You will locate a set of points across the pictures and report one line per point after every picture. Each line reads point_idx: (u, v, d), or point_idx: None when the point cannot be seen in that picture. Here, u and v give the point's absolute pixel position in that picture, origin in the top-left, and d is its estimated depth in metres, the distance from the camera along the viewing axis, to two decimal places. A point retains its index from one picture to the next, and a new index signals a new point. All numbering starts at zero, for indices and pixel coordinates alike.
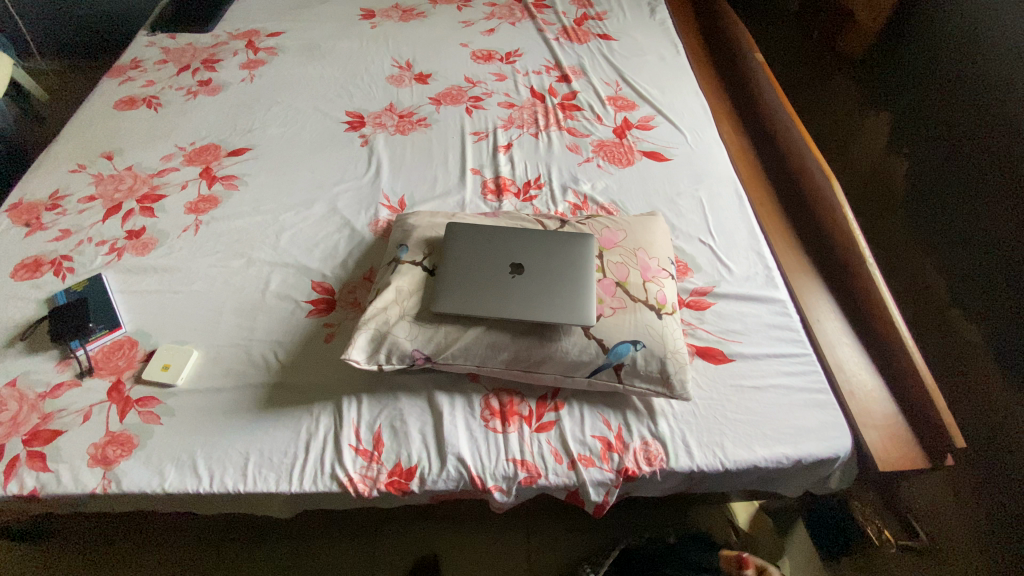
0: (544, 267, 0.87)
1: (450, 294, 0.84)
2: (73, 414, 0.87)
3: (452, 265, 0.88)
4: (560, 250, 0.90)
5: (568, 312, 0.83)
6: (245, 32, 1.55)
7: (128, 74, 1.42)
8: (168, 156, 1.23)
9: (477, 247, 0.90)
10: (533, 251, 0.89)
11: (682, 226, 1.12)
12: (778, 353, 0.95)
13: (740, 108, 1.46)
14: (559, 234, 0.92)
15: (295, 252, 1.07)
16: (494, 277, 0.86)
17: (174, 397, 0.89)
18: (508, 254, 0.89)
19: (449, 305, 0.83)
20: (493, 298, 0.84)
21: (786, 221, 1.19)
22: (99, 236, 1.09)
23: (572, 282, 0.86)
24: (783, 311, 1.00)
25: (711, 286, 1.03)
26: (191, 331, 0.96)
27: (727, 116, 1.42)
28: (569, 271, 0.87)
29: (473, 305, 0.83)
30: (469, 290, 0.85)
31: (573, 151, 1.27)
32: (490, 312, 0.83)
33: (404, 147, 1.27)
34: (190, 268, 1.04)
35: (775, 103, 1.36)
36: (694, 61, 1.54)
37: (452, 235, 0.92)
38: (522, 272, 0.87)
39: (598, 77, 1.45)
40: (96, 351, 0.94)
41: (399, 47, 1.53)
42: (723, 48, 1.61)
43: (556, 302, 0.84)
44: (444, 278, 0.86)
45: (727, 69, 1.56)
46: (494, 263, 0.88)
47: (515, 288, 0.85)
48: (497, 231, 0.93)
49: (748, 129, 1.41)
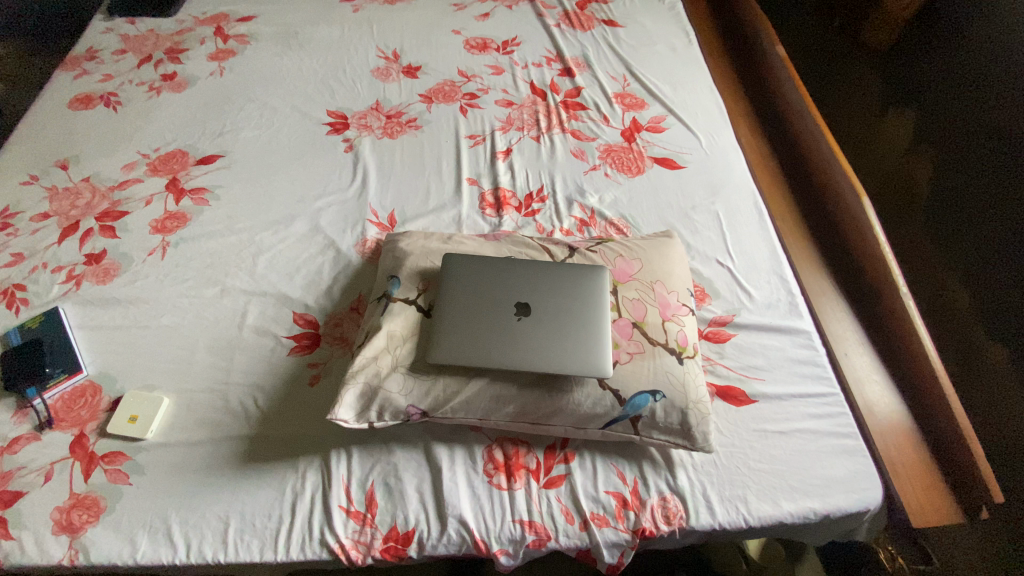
0: (553, 308, 0.78)
1: (449, 341, 0.75)
2: (34, 473, 0.78)
3: (450, 305, 0.79)
4: (571, 287, 0.81)
5: (581, 362, 0.74)
6: (214, 17, 1.40)
7: (83, 67, 1.27)
8: (130, 165, 1.11)
9: (478, 283, 0.81)
10: (541, 288, 0.80)
11: (699, 246, 1.03)
12: (804, 393, 0.88)
13: (757, 105, 1.35)
14: (568, 266, 0.83)
15: (275, 278, 0.97)
16: (497, 319, 0.77)
17: (145, 452, 0.81)
18: (512, 292, 0.80)
19: (448, 354, 0.74)
20: (498, 345, 0.75)
21: (808, 237, 1.11)
22: (55, 261, 0.98)
23: (585, 325, 0.77)
24: (808, 344, 0.93)
25: (732, 316, 0.95)
26: (161, 373, 0.87)
27: (744, 115, 1.32)
28: (582, 312, 0.78)
29: (475, 354, 0.74)
30: (470, 336, 0.76)
31: (578, 158, 1.16)
32: (494, 362, 0.74)
33: (393, 153, 1.15)
34: (157, 298, 0.94)
35: (796, 103, 1.26)
36: (707, 51, 1.43)
37: (449, 269, 0.82)
38: (529, 314, 0.78)
39: (604, 70, 1.33)
40: (55, 399, 0.84)
41: (385, 34, 1.39)
42: (737, 35, 1.49)
43: (568, 349, 0.75)
44: (441, 321, 0.77)
45: (743, 59, 1.45)
46: (497, 303, 0.79)
47: (522, 334, 0.76)
48: (499, 264, 0.83)
49: (766, 130, 1.30)
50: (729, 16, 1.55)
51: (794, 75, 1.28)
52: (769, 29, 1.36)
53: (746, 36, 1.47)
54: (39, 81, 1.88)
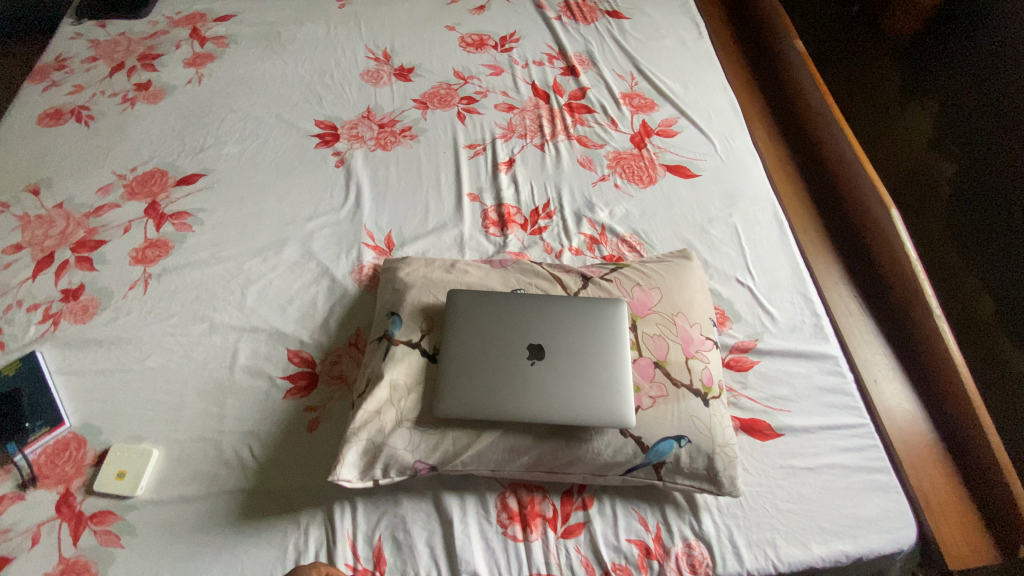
0: (568, 349, 0.73)
1: (458, 390, 0.70)
2: (20, 535, 0.72)
3: (457, 349, 0.73)
4: (586, 324, 0.75)
5: (600, 409, 0.69)
6: (189, 17, 1.30)
7: (52, 78, 1.18)
8: (105, 188, 1.03)
9: (487, 323, 0.75)
10: (554, 327, 0.74)
11: (717, 264, 0.97)
12: (832, 425, 0.83)
13: (772, 103, 1.28)
14: (583, 300, 0.77)
15: (266, 312, 0.91)
16: (508, 364, 0.72)
17: (136, 511, 0.75)
18: (524, 332, 0.74)
19: (457, 406, 0.69)
20: (510, 394, 0.70)
21: (831, 249, 1.05)
22: (30, 298, 0.91)
23: (604, 367, 0.72)
24: (835, 370, 0.88)
25: (754, 341, 0.89)
26: (149, 422, 0.81)
27: (760, 115, 1.25)
28: (600, 353, 0.73)
29: (486, 404, 0.69)
30: (480, 384, 0.70)
31: (586, 167, 1.09)
32: (507, 413, 0.69)
33: (388, 167, 1.08)
34: (141, 337, 0.88)
35: (817, 102, 1.19)
36: (719, 45, 1.35)
37: (454, 308, 0.76)
38: (543, 357, 0.72)
39: (610, 68, 1.25)
40: (38, 455, 0.78)
41: (374, 32, 1.30)
42: (751, 28, 1.41)
43: (587, 395, 0.70)
44: (448, 368, 0.72)
45: (756, 52, 1.37)
46: (508, 345, 0.73)
47: (536, 380, 0.71)
48: (508, 299, 0.77)
49: (783, 132, 1.23)
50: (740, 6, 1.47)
51: (814, 71, 1.21)
52: (787, 22, 1.29)
53: (760, 27, 1.40)
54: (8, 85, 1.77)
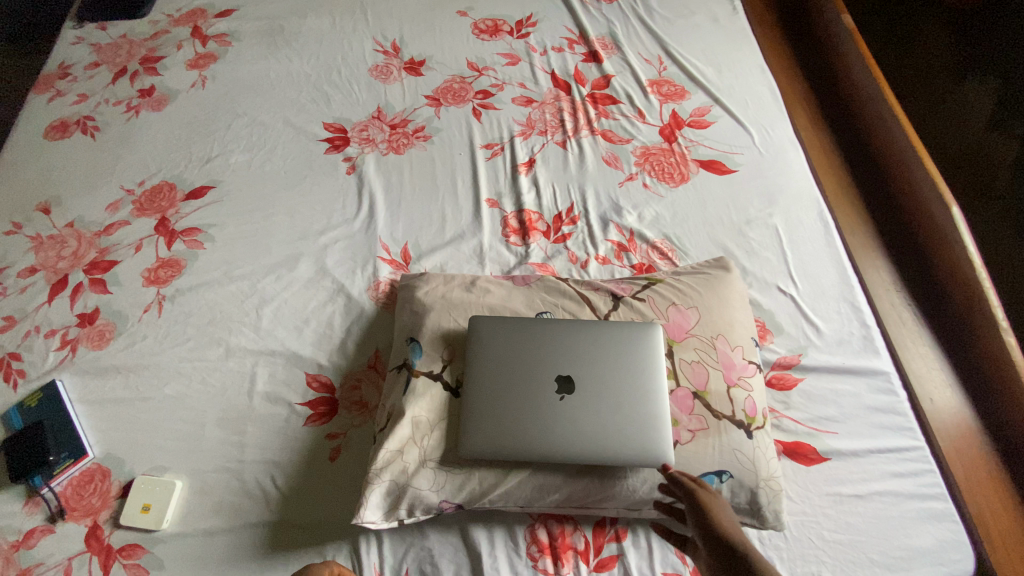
0: (600, 381, 0.68)
1: (483, 428, 0.66)
2: (52, 570, 0.70)
3: (481, 382, 0.69)
4: (618, 353, 0.70)
5: (634, 447, 0.65)
6: (190, 14, 1.24)
7: (56, 88, 1.13)
8: (114, 204, 0.99)
9: (511, 352, 0.70)
10: (584, 356, 0.70)
11: (756, 270, 0.91)
12: (883, 448, 0.77)
13: (815, 87, 1.20)
14: (614, 325, 0.72)
15: (282, 334, 0.88)
16: (536, 398, 0.67)
17: (163, 544, 0.74)
18: (552, 362, 0.69)
19: (483, 445, 0.65)
20: (538, 431, 0.66)
21: (880, 249, 0.97)
22: (47, 323, 0.88)
23: (638, 401, 0.67)
24: (886, 388, 0.82)
25: (798, 357, 0.83)
26: (170, 452, 0.80)
27: (803, 106, 1.17)
28: (633, 385, 0.68)
29: (513, 443, 0.65)
30: (506, 421, 0.66)
31: (612, 166, 1.02)
32: (535, 452, 0.65)
33: (402, 173, 1.02)
34: (159, 364, 0.86)
35: (867, 86, 1.09)
36: (757, 27, 1.28)
37: (476, 336, 0.72)
38: (573, 391, 0.68)
39: (635, 52, 1.17)
40: (64, 487, 0.76)
41: (381, 22, 1.22)
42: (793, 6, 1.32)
43: (621, 433, 0.66)
44: (472, 402, 0.68)
45: (797, 32, 1.29)
46: (535, 377, 0.69)
47: (566, 416, 0.66)
48: (534, 325, 0.72)
49: (827, 120, 1.15)
50: None
51: (863, 50, 1.11)
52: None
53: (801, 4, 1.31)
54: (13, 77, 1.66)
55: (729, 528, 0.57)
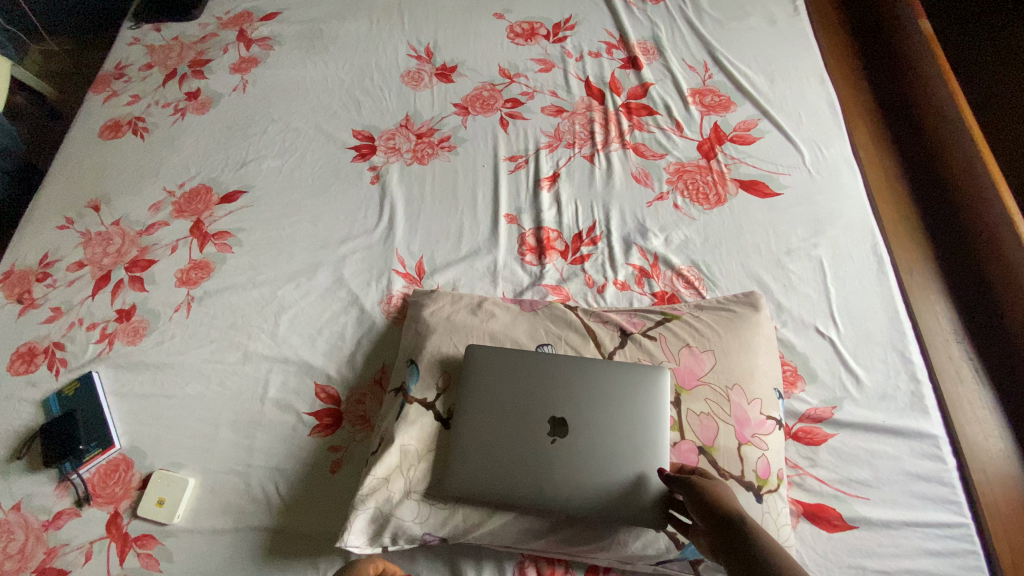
0: (596, 427, 0.65)
1: (469, 464, 0.64)
2: (76, 550, 0.75)
3: (473, 416, 0.67)
4: (619, 397, 0.66)
5: (625, 504, 0.61)
6: (237, 17, 1.28)
7: (112, 88, 1.21)
8: (156, 206, 1.05)
9: (507, 386, 0.68)
10: (582, 398, 0.66)
11: (793, 308, 0.82)
12: (920, 522, 0.68)
13: (891, 124, 1.15)
14: (621, 366, 0.68)
15: (297, 341, 0.90)
16: (528, 438, 0.65)
17: (174, 537, 0.76)
18: (547, 402, 0.66)
19: (468, 482, 0.64)
20: (526, 475, 0.63)
21: (944, 296, 0.89)
22: (90, 316, 0.94)
23: (634, 453, 0.63)
24: (931, 453, 0.73)
25: (832, 410, 0.75)
26: (186, 449, 0.83)
27: (872, 140, 1.12)
28: (631, 435, 0.64)
29: (499, 484, 0.63)
30: (495, 459, 0.64)
31: (642, 183, 0.96)
32: (521, 496, 0.63)
33: (424, 184, 1.01)
34: (183, 363, 0.90)
35: (956, 131, 1.04)
36: (830, 55, 1.23)
37: (473, 367, 0.70)
38: (566, 435, 0.64)
39: (679, 58, 1.11)
40: (92, 474, 0.82)
41: (416, 26, 1.22)
42: (877, 37, 1.26)
43: (612, 486, 0.62)
44: (462, 435, 0.66)
45: (874, 64, 1.24)
46: (529, 415, 0.66)
47: (556, 461, 0.63)
48: (533, 360, 0.69)
49: (900, 158, 1.09)
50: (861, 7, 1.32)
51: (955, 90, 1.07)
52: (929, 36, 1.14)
53: (882, 35, 1.26)
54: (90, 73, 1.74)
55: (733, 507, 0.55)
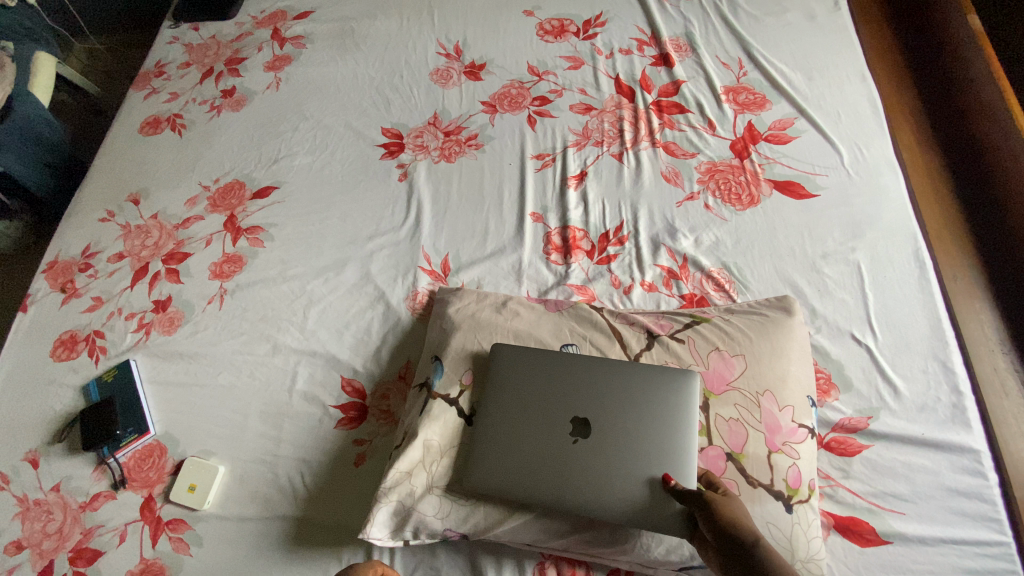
0: (620, 429, 0.64)
1: (490, 462, 0.64)
2: (111, 532, 0.78)
3: (495, 414, 0.67)
4: (644, 400, 0.65)
5: (647, 509, 0.60)
6: (271, 16, 1.31)
7: (152, 85, 1.25)
8: (192, 200, 1.08)
9: (530, 385, 0.68)
10: (605, 399, 0.65)
11: (828, 313, 0.80)
12: (959, 539, 0.65)
13: (934, 123, 1.10)
14: (647, 368, 0.67)
15: (324, 335, 0.91)
16: (550, 438, 0.65)
17: (204, 523, 0.78)
18: (570, 401, 0.66)
19: (488, 480, 0.64)
20: (547, 474, 0.63)
21: (987, 304, 0.86)
22: (128, 306, 0.98)
23: (658, 457, 0.62)
24: (972, 468, 0.69)
25: (867, 420, 0.72)
26: (217, 437, 0.85)
27: (911, 139, 1.08)
28: (655, 439, 0.63)
29: (520, 483, 0.63)
30: (516, 458, 0.64)
31: (672, 182, 0.94)
32: (542, 496, 0.62)
33: (451, 181, 1.01)
34: (215, 354, 0.92)
35: (1006, 132, 0.99)
36: (871, 51, 1.18)
37: (497, 365, 0.70)
38: (589, 436, 0.64)
39: (712, 55, 1.08)
40: (128, 458, 0.85)
41: (446, 24, 1.22)
42: (921, 34, 1.21)
43: (634, 489, 0.61)
44: (483, 433, 0.66)
45: (918, 61, 1.19)
46: (550, 415, 0.66)
47: (578, 462, 0.63)
48: (557, 360, 0.69)
49: (942, 160, 1.05)
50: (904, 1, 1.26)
51: (1005, 88, 1.02)
52: (979, 34, 1.08)
53: (927, 30, 1.20)
54: (130, 69, 1.80)
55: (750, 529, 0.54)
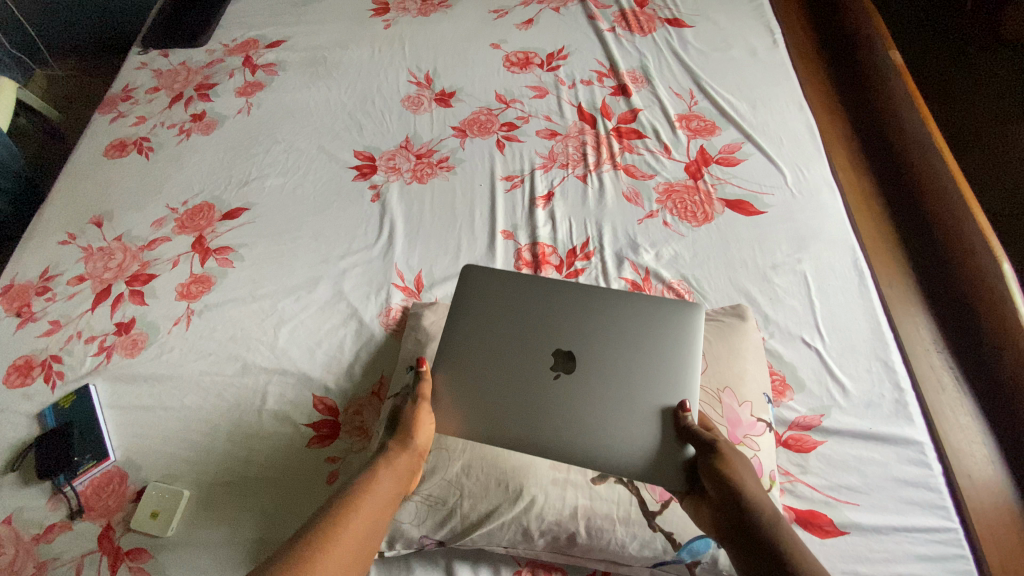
0: (599, 363, 0.68)
1: (475, 401, 0.68)
2: (65, 565, 0.74)
3: (480, 355, 0.70)
4: (627, 335, 0.69)
5: (621, 443, 0.64)
6: (243, 44, 1.34)
7: (118, 109, 1.24)
8: (159, 222, 1.07)
9: (516, 325, 0.71)
10: (588, 335, 0.69)
11: (780, 319, 0.86)
12: (909, 526, 0.70)
13: (866, 145, 1.21)
14: (629, 305, 0.71)
15: (295, 354, 0.91)
16: (533, 375, 0.68)
17: (167, 550, 0.75)
18: (553, 338, 0.69)
19: (473, 420, 0.67)
20: (526, 409, 0.67)
21: (921, 308, 0.94)
22: (88, 329, 0.95)
23: (635, 391, 0.66)
24: (919, 459, 0.75)
25: (820, 418, 0.77)
26: (182, 461, 0.82)
27: (845, 160, 1.19)
28: (632, 375, 0.67)
29: (503, 419, 0.67)
30: (500, 396, 0.68)
31: (632, 202, 1.00)
32: (523, 431, 0.66)
33: (423, 202, 1.04)
34: (181, 375, 0.90)
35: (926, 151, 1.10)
36: (807, 84, 1.31)
37: (480, 305, 0.73)
38: (571, 370, 0.68)
39: (666, 86, 1.17)
40: (85, 486, 0.81)
41: (417, 54, 1.28)
42: (852, 72, 1.34)
43: (611, 431, 0.64)
44: (466, 374, 0.70)
45: (849, 94, 1.31)
46: (537, 348, 0.69)
47: (558, 396, 0.67)
48: (541, 299, 0.72)
49: (875, 176, 1.16)
50: (835, 43, 1.41)
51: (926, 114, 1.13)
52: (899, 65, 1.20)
53: (856, 67, 1.34)
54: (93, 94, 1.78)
55: (753, 490, 0.57)
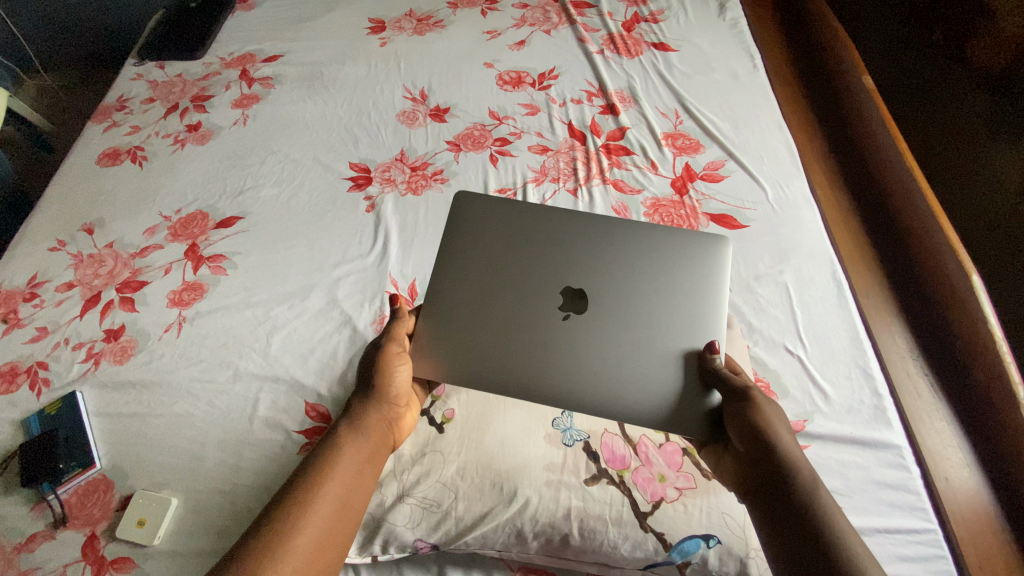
0: (608, 301, 0.72)
1: (489, 341, 0.72)
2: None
3: (496, 295, 0.74)
4: (635, 274, 0.73)
5: (625, 378, 0.69)
6: (240, 58, 1.36)
7: (113, 119, 1.25)
8: (152, 229, 1.07)
9: (530, 267, 0.75)
10: (598, 274, 0.74)
11: (764, 328, 0.89)
12: (891, 528, 0.72)
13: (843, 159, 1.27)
14: (638, 247, 0.75)
15: (288, 361, 0.91)
16: (545, 314, 0.72)
17: (153, 560, 0.74)
18: (565, 279, 0.74)
19: (487, 360, 0.71)
20: (536, 348, 0.71)
21: (897, 317, 0.98)
22: (76, 336, 0.94)
23: (639, 330, 0.71)
24: (898, 462, 0.77)
25: (804, 422, 0.80)
26: (170, 469, 0.81)
27: (823, 176, 1.24)
28: (638, 313, 0.72)
29: (514, 357, 0.71)
30: (513, 336, 0.72)
31: (621, 215, 1.03)
32: (533, 369, 0.70)
33: (417, 212, 1.06)
34: (171, 382, 0.89)
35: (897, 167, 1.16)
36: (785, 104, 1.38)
37: (495, 244, 0.76)
38: (581, 310, 0.72)
39: (653, 106, 1.22)
40: (69, 495, 0.79)
41: (412, 71, 1.32)
42: (828, 93, 1.41)
43: (616, 366, 0.70)
44: (481, 315, 0.73)
45: (824, 114, 1.38)
46: (550, 287, 0.74)
47: (566, 334, 0.71)
48: (555, 241, 0.76)
49: (850, 189, 1.21)
50: (811, 66, 1.48)
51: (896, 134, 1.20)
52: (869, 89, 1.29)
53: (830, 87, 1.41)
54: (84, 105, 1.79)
55: (781, 441, 0.62)
